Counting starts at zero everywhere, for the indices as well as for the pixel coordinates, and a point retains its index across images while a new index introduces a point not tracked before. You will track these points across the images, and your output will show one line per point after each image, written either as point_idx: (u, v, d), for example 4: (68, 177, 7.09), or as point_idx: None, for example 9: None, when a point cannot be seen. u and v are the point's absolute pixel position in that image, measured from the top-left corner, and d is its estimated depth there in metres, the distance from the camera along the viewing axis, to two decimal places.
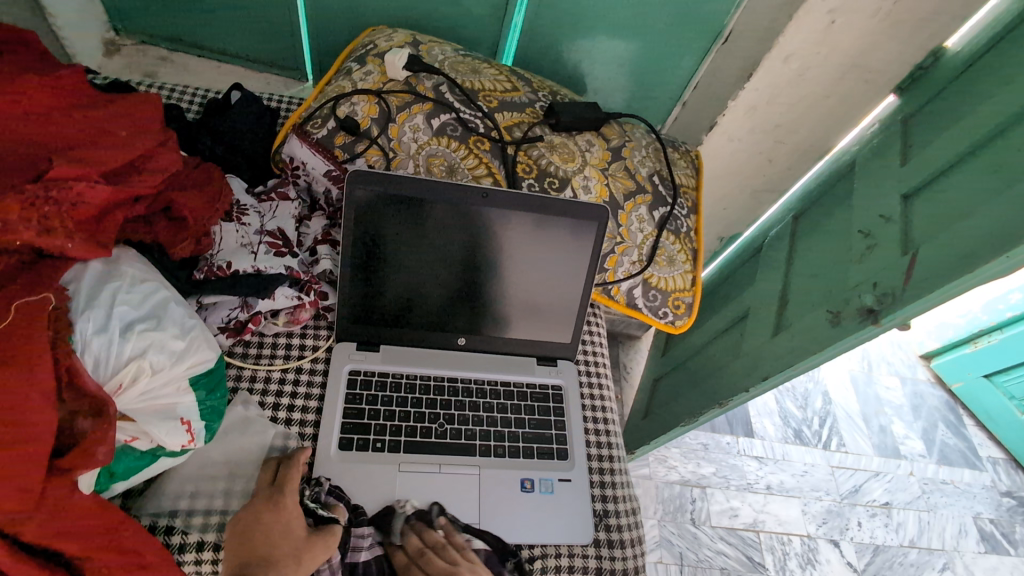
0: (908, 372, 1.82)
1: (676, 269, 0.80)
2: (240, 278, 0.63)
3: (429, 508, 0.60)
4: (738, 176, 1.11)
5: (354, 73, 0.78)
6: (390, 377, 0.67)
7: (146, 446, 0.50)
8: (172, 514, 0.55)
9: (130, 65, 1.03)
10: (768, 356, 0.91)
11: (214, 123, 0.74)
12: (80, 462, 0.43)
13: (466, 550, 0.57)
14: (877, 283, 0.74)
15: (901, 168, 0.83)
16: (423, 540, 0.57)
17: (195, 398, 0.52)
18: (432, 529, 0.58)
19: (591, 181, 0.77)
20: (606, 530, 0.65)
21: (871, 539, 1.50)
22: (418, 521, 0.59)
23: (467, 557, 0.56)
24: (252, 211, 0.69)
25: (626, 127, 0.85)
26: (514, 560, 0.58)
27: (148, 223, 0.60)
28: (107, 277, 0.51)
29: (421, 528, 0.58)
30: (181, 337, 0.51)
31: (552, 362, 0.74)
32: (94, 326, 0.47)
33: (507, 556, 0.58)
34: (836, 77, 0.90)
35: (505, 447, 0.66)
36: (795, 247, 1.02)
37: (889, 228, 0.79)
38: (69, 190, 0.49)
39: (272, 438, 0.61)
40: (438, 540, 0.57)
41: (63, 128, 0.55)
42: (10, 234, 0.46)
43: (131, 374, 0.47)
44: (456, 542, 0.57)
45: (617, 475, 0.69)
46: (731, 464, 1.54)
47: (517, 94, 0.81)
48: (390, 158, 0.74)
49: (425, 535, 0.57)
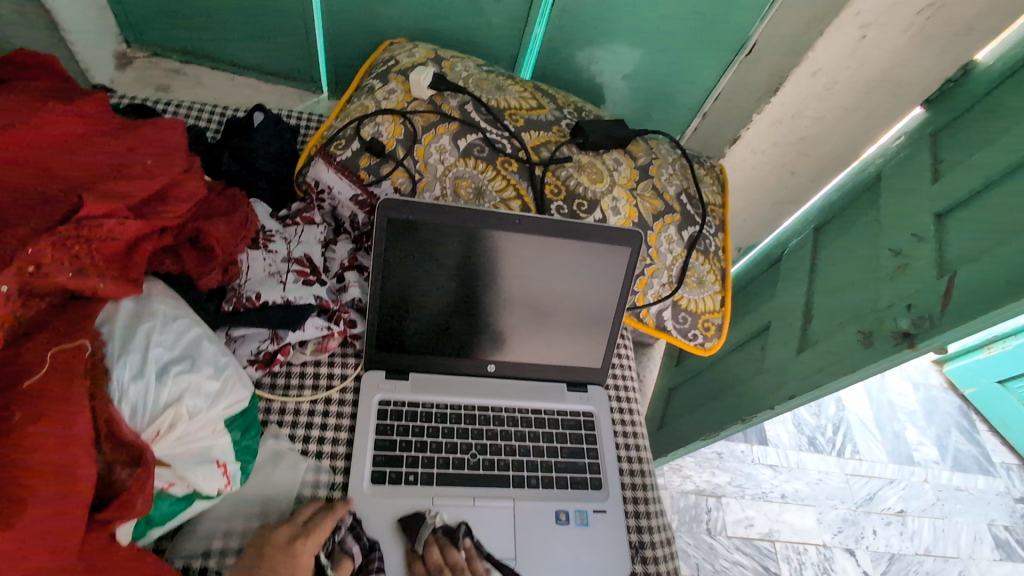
0: (921, 377, 1.82)
1: (706, 290, 0.79)
2: (269, 309, 0.62)
3: (458, 524, 0.59)
4: (758, 188, 1.10)
5: (376, 91, 0.77)
6: (420, 407, 0.66)
7: (183, 490, 0.48)
8: (205, 554, 0.54)
9: (143, 78, 1.01)
10: (794, 374, 0.89)
11: (237, 143, 0.72)
12: (119, 514, 0.42)
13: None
14: (912, 304, 0.73)
15: (932, 186, 0.82)
16: (444, 557, 0.56)
17: (230, 439, 0.51)
18: (456, 550, 0.57)
19: (621, 202, 0.76)
20: (642, 562, 0.64)
21: (887, 548, 1.49)
22: (444, 536, 0.58)
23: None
24: (278, 237, 0.67)
25: (652, 144, 0.84)
26: None
27: (175, 254, 0.58)
28: (140, 316, 0.50)
29: (445, 543, 0.57)
30: (216, 377, 0.50)
31: (582, 388, 0.73)
32: (131, 372, 0.46)
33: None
34: (863, 91, 0.89)
35: (539, 478, 0.65)
36: (818, 261, 1.01)
37: (922, 247, 0.78)
38: (100, 228, 0.48)
39: (304, 472, 0.60)
40: (459, 563, 0.56)
41: (91, 161, 0.53)
42: (46, 278, 0.44)
43: (169, 421, 0.46)
44: (474, 569, 0.57)
45: (651, 503, 0.68)
46: (746, 473, 1.53)
47: (543, 111, 0.79)
48: (416, 180, 0.73)
49: (447, 553, 0.57)
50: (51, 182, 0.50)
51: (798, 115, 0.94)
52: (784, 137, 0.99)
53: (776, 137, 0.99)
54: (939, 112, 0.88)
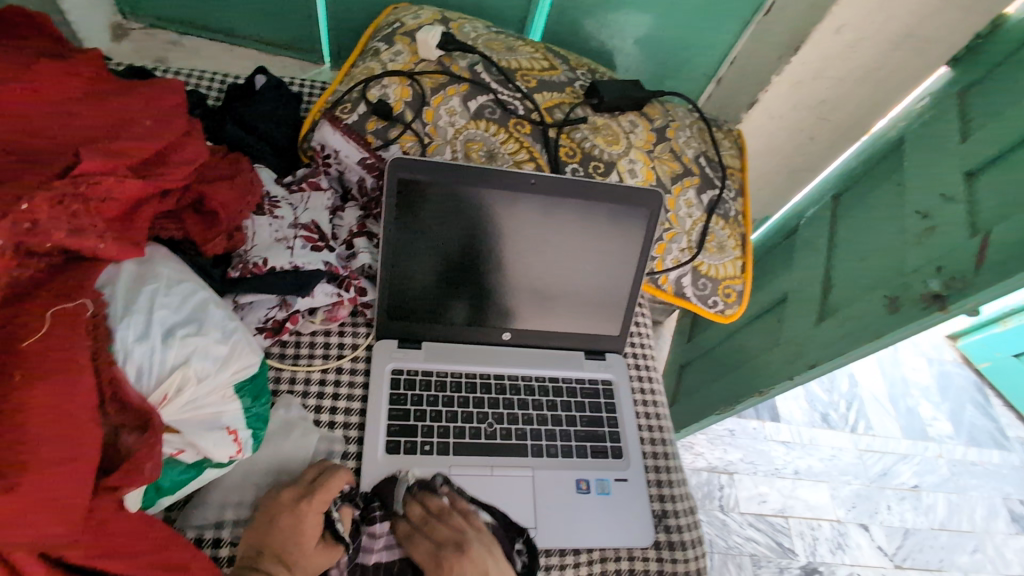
0: (935, 352, 1.79)
1: (726, 256, 0.76)
2: (278, 275, 0.60)
3: (432, 476, 0.58)
4: (774, 155, 1.07)
5: (382, 53, 0.74)
6: (434, 376, 0.64)
7: (193, 458, 0.47)
8: (218, 525, 0.53)
9: (140, 50, 0.98)
10: (814, 343, 0.87)
11: (237, 109, 0.70)
12: (125, 480, 0.40)
13: (473, 516, 0.55)
14: (942, 267, 0.70)
15: (961, 145, 0.78)
16: (426, 507, 0.55)
17: (240, 405, 0.49)
18: (435, 496, 0.56)
19: (638, 164, 0.73)
20: (666, 531, 0.62)
21: (901, 522, 1.46)
22: (421, 489, 0.57)
23: (473, 523, 0.54)
24: (284, 203, 0.65)
25: (669, 106, 0.80)
26: (522, 538, 0.55)
27: (178, 219, 0.56)
28: (143, 279, 0.48)
29: (424, 495, 0.56)
30: (224, 341, 0.48)
31: (600, 356, 0.71)
32: (135, 333, 0.44)
33: (515, 535, 0.55)
34: (887, 48, 0.85)
35: (558, 447, 0.63)
36: (838, 228, 0.98)
37: (951, 208, 0.74)
38: (98, 186, 0.46)
39: (317, 443, 0.58)
40: (443, 507, 0.55)
41: (86, 120, 0.50)
42: (40, 236, 0.42)
43: (176, 384, 0.45)
44: (461, 509, 0.55)
45: (673, 472, 0.67)
46: (759, 450, 1.51)
47: (555, 72, 0.76)
48: (426, 143, 0.70)
49: (427, 502, 0.55)
50: (43, 139, 0.47)
51: (818, 76, 0.90)
52: (805, 99, 0.95)
53: (796, 99, 0.95)
54: (965, 70, 0.85)
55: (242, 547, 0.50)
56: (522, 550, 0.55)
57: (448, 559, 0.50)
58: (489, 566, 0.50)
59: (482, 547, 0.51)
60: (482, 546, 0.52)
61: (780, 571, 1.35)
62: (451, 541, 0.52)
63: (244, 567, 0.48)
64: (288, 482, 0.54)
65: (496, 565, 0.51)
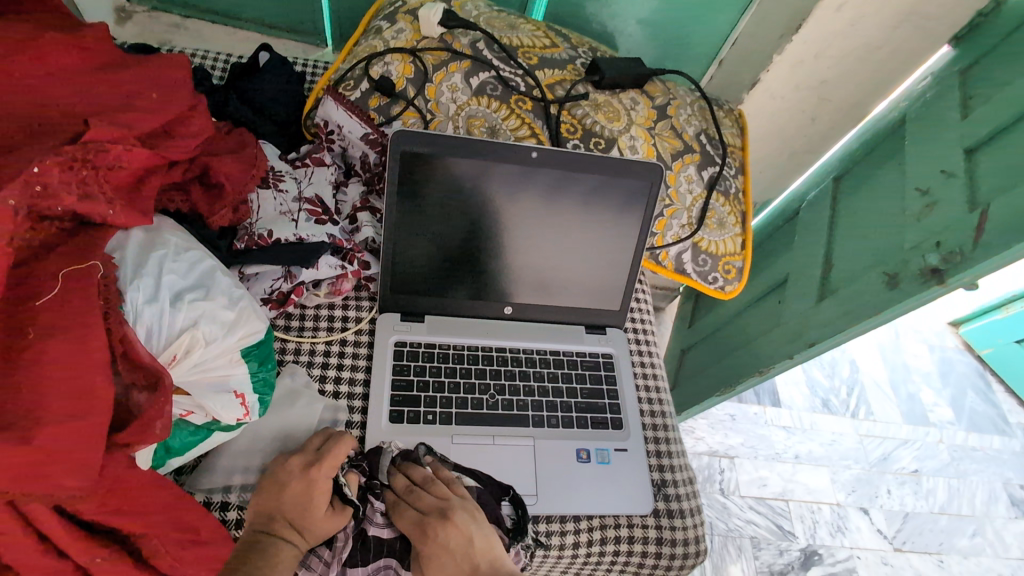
0: (937, 339, 1.79)
1: (726, 233, 0.77)
2: (282, 247, 0.61)
3: (415, 446, 0.58)
4: (776, 136, 1.07)
5: (384, 31, 0.74)
6: (436, 348, 0.65)
7: (201, 420, 0.49)
8: (225, 489, 0.54)
9: (143, 33, 0.98)
10: (814, 322, 0.87)
11: (242, 86, 0.71)
12: (137, 437, 0.41)
13: (458, 486, 0.55)
14: (941, 242, 0.70)
15: (962, 122, 0.78)
16: (410, 478, 0.55)
17: (246, 369, 0.51)
18: (419, 467, 0.56)
19: (639, 141, 0.74)
20: (665, 499, 0.63)
21: (901, 506, 1.46)
22: (404, 460, 0.57)
23: (459, 492, 0.54)
24: (288, 177, 0.66)
25: (670, 84, 0.81)
26: (508, 495, 0.56)
27: (184, 190, 0.58)
28: (151, 245, 0.49)
29: (408, 466, 0.56)
30: (231, 307, 0.49)
31: (600, 330, 0.72)
32: (144, 295, 0.45)
33: (501, 494, 0.57)
34: (890, 26, 0.85)
35: (559, 417, 0.64)
36: (839, 210, 0.98)
37: (951, 184, 0.75)
38: (106, 153, 0.46)
39: (322, 412, 0.59)
40: (426, 477, 0.55)
41: (93, 90, 0.51)
42: (52, 199, 0.43)
43: (185, 345, 0.46)
44: (445, 478, 0.56)
45: (672, 444, 0.68)
46: (759, 434, 1.50)
47: (557, 50, 0.77)
48: (428, 119, 0.70)
49: (411, 472, 0.56)
50: (52, 108, 0.48)
51: (820, 55, 0.90)
52: (806, 79, 0.95)
53: (797, 79, 0.95)
54: (967, 48, 0.85)
55: (252, 510, 0.51)
56: (508, 505, 0.57)
57: (431, 527, 0.51)
58: (473, 531, 0.50)
59: (466, 514, 0.52)
60: (466, 514, 0.52)
61: (780, 553, 1.34)
62: (435, 509, 0.52)
63: (257, 530, 0.49)
64: (293, 451, 0.54)
65: (480, 530, 0.51)
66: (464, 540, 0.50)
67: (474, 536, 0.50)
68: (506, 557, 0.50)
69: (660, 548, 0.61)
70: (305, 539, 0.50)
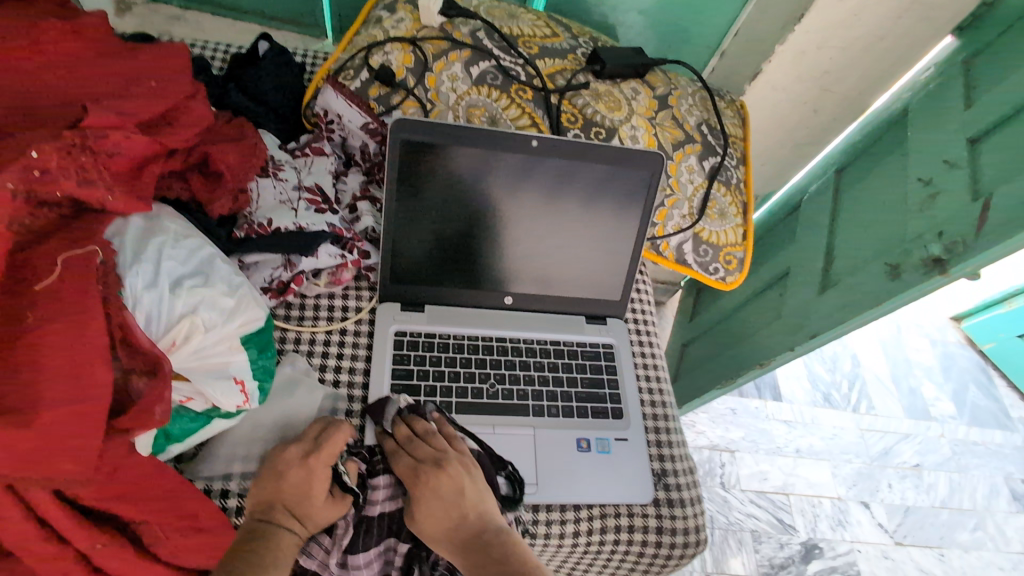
0: (939, 334, 1.79)
1: (727, 223, 0.77)
2: (282, 235, 0.61)
3: (422, 402, 0.58)
4: (778, 128, 1.06)
5: (384, 20, 0.74)
6: (437, 337, 0.65)
7: (201, 407, 0.49)
8: (225, 477, 0.54)
9: (143, 24, 0.98)
10: (816, 313, 0.87)
11: (241, 75, 0.71)
12: (137, 423, 0.41)
13: (457, 440, 0.55)
14: (944, 232, 0.70)
15: (965, 113, 0.78)
16: (412, 429, 0.55)
17: (246, 356, 0.51)
18: (423, 420, 0.56)
19: (639, 131, 0.73)
20: (665, 489, 0.63)
21: (902, 500, 1.46)
22: (410, 413, 0.57)
23: (457, 447, 0.55)
24: (288, 166, 0.66)
25: (671, 75, 0.80)
26: (507, 471, 0.57)
27: (183, 178, 0.58)
28: (151, 232, 0.49)
29: (412, 418, 0.56)
30: (230, 294, 0.49)
31: (601, 320, 0.72)
32: (144, 281, 0.45)
33: (500, 467, 0.57)
34: (893, 16, 0.85)
35: (559, 407, 0.64)
36: (840, 202, 0.97)
37: (954, 175, 0.74)
38: (105, 140, 0.46)
39: (322, 400, 0.59)
40: (428, 429, 0.55)
41: (92, 78, 0.50)
42: (50, 184, 0.42)
43: (185, 332, 0.46)
44: (447, 433, 0.56)
45: (673, 433, 0.67)
46: (760, 429, 1.50)
47: (558, 40, 0.76)
48: (428, 109, 0.70)
49: (414, 424, 0.56)
50: (51, 95, 0.48)
51: (823, 46, 0.90)
52: (808, 70, 0.94)
53: (799, 70, 0.95)
54: (971, 38, 0.84)
55: (251, 500, 0.51)
56: (506, 476, 0.57)
57: (425, 475, 0.51)
58: (466, 484, 0.51)
59: (461, 468, 0.52)
60: (462, 468, 0.52)
61: (781, 546, 1.34)
62: (432, 459, 0.52)
63: (257, 519, 0.49)
64: (290, 439, 0.54)
65: (473, 483, 0.52)
66: (456, 491, 0.51)
67: (466, 489, 0.51)
68: (494, 512, 0.52)
69: (660, 537, 0.61)
70: (306, 527, 0.51)
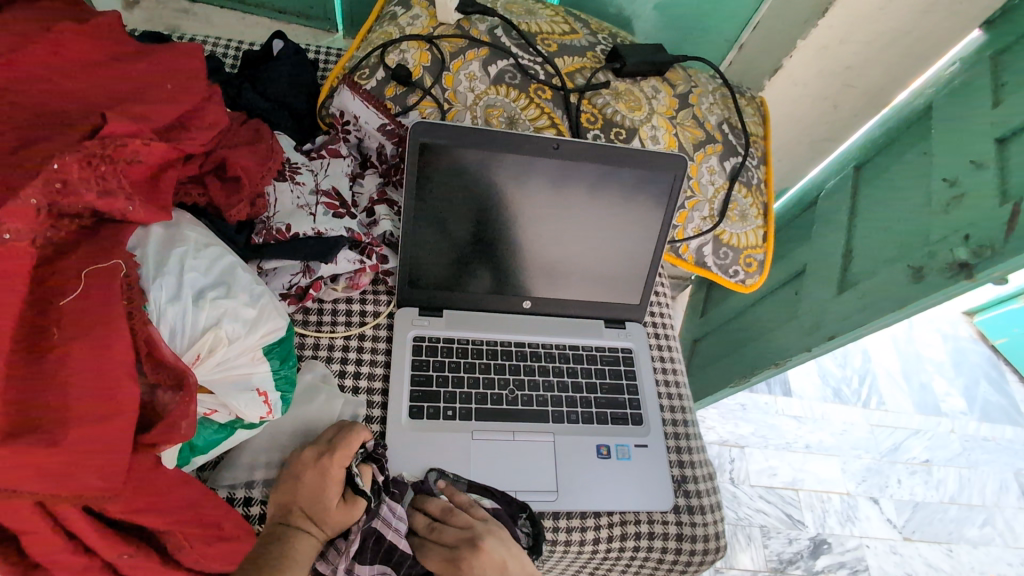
0: (950, 329, 1.78)
1: (748, 225, 0.76)
2: (300, 241, 0.61)
3: (425, 477, 0.57)
4: (796, 124, 1.04)
5: (399, 17, 0.73)
6: (455, 343, 0.65)
7: (225, 418, 0.49)
8: (248, 485, 0.54)
9: (151, 17, 0.97)
10: (834, 314, 0.86)
11: (255, 74, 0.70)
12: (162, 437, 0.41)
13: (477, 511, 0.54)
14: (970, 235, 0.69)
15: (993, 111, 0.75)
16: (428, 513, 0.54)
17: (269, 367, 0.51)
18: (434, 499, 0.55)
19: (660, 131, 0.72)
20: (685, 496, 0.63)
21: (911, 496, 1.46)
22: (418, 494, 0.56)
23: (479, 516, 0.54)
24: (305, 169, 0.65)
25: (691, 71, 0.78)
26: (525, 514, 0.56)
27: (201, 183, 0.56)
28: (172, 242, 0.48)
29: (422, 500, 0.55)
30: (252, 304, 0.49)
31: (619, 324, 0.71)
32: (167, 294, 0.45)
33: (518, 511, 0.56)
34: (919, 11, 0.82)
35: (579, 413, 0.64)
36: (859, 199, 0.96)
37: (980, 176, 0.72)
38: (125, 147, 0.45)
39: (342, 407, 0.59)
40: (444, 508, 0.54)
41: (107, 81, 0.49)
42: (72, 197, 0.42)
43: (209, 344, 0.46)
44: (462, 504, 0.55)
45: (692, 439, 0.67)
46: (770, 424, 1.49)
47: (576, 36, 0.75)
48: (445, 109, 0.69)
49: (428, 507, 0.54)
50: (64, 97, 0.46)
51: (845, 41, 0.87)
52: (830, 65, 0.92)
53: (820, 65, 0.92)
54: (1000, 32, 0.80)
55: (271, 502, 0.51)
56: (525, 525, 0.56)
57: (464, 558, 0.49)
58: (504, 555, 0.50)
59: (493, 538, 0.51)
60: (494, 538, 0.51)
61: (790, 542, 1.34)
62: (462, 540, 0.51)
63: (277, 523, 0.50)
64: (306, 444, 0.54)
65: (511, 551, 0.50)
66: (499, 565, 0.49)
67: (507, 560, 0.50)
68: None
69: (680, 544, 0.61)
70: (323, 529, 0.51)
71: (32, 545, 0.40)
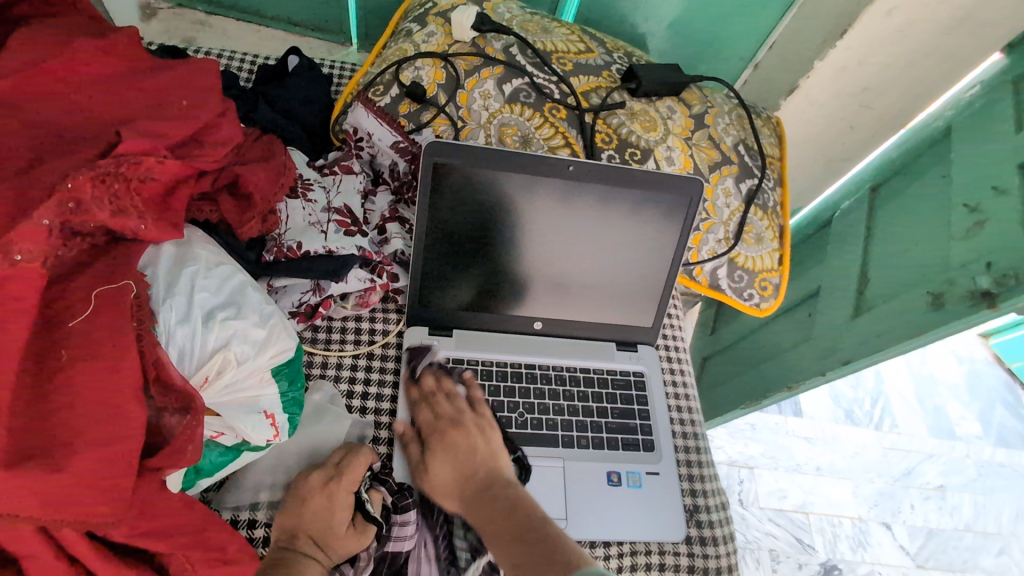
0: (966, 351, 1.74)
1: (764, 248, 0.75)
2: (312, 259, 0.60)
3: (457, 362, 0.63)
4: (812, 143, 1.03)
5: (415, 34, 0.72)
6: (465, 364, 0.64)
7: (231, 441, 0.49)
8: (252, 507, 0.54)
9: (167, 30, 0.97)
10: (849, 338, 0.84)
11: (271, 89, 0.70)
12: (167, 462, 0.41)
13: (480, 404, 0.58)
14: (993, 262, 0.67)
15: (1016, 136, 0.74)
16: (439, 384, 0.60)
17: (277, 390, 0.51)
18: (449, 379, 0.60)
19: (675, 152, 0.71)
20: (697, 526, 0.62)
21: (925, 522, 1.42)
22: (439, 368, 0.62)
23: (478, 411, 0.57)
24: (317, 186, 0.65)
25: (706, 91, 0.78)
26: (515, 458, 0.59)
27: (213, 200, 0.56)
28: (183, 261, 0.48)
29: (440, 374, 0.61)
30: (262, 325, 0.49)
31: (631, 347, 0.70)
32: (177, 315, 0.45)
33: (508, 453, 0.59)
34: (940, 33, 0.81)
35: (589, 438, 0.63)
36: (876, 221, 0.94)
37: (1002, 203, 0.71)
38: (139, 165, 0.44)
39: (349, 429, 0.58)
40: (451, 389, 0.59)
41: (123, 98, 0.49)
42: (84, 216, 0.41)
43: (217, 367, 0.46)
44: (473, 396, 0.59)
45: (706, 467, 0.66)
46: (780, 445, 1.47)
47: (592, 56, 0.74)
48: (459, 127, 0.69)
49: (440, 380, 0.60)
50: (82, 115, 0.46)
51: (865, 62, 0.86)
52: (847, 85, 0.91)
53: (838, 85, 0.91)
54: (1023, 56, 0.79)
55: (274, 529, 0.50)
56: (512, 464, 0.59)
57: (442, 428, 0.55)
58: (477, 441, 0.54)
59: (476, 427, 0.55)
60: (477, 426, 0.55)
61: (800, 567, 1.31)
62: (448, 417, 0.56)
63: (282, 548, 0.48)
64: (309, 469, 0.53)
65: (486, 442, 0.54)
66: (467, 444, 0.53)
67: (477, 445, 0.53)
68: (505, 471, 0.52)
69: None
70: (329, 555, 0.49)
71: (34, 568, 0.40)
